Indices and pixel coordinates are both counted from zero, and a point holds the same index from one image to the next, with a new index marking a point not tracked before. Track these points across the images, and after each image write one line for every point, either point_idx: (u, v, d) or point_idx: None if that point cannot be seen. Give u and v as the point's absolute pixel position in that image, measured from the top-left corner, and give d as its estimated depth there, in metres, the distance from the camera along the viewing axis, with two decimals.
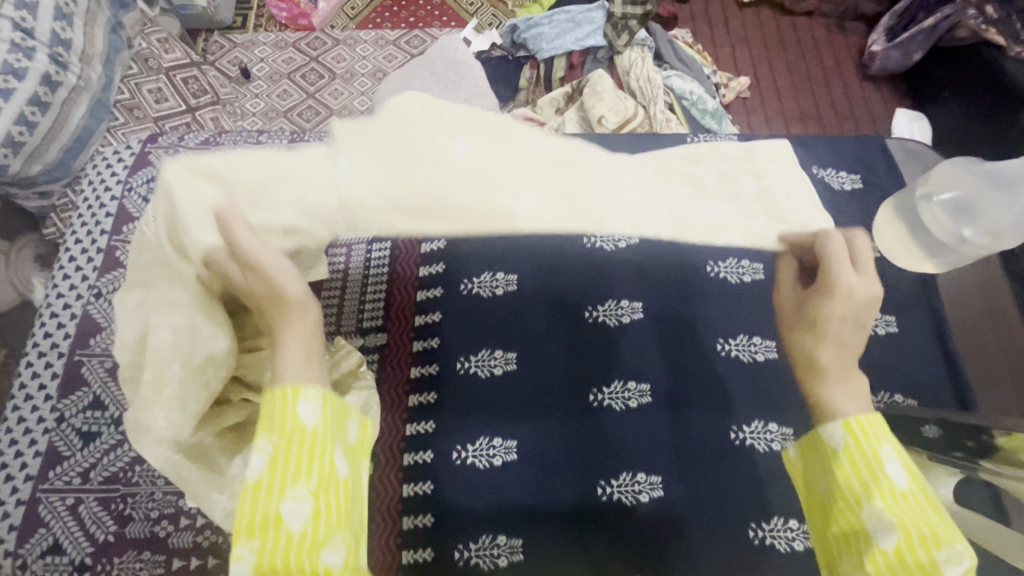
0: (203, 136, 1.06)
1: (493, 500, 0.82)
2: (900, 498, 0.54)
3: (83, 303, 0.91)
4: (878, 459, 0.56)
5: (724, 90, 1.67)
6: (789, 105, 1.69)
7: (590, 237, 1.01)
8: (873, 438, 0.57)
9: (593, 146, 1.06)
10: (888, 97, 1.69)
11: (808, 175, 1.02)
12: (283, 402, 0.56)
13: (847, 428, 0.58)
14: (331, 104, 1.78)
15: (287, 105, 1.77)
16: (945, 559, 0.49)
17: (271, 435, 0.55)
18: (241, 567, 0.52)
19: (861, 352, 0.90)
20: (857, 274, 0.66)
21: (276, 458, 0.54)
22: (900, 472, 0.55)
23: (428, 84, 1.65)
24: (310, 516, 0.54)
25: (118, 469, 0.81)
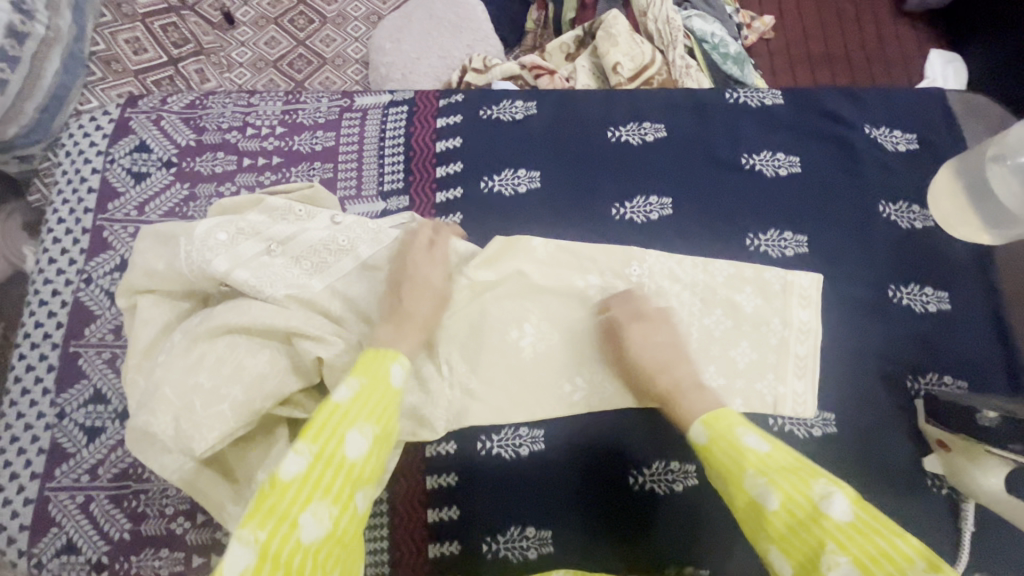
0: (188, 98, 0.95)
1: (521, 493, 0.78)
2: (765, 458, 0.58)
3: (73, 290, 0.84)
4: (735, 436, 0.62)
5: (747, 31, 1.53)
6: (817, 47, 1.53)
7: (620, 206, 0.89)
8: (725, 423, 0.64)
9: (621, 104, 0.95)
10: (923, 37, 1.52)
11: (859, 135, 0.93)
12: (382, 362, 0.64)
13: (707, 424, 0.65)
14: (322, 52, 1.54)
15: (276, 54, 1.52)
16: (820, 494, 0.53)
17: (360, 377, 0.62)
18: (296, 461, 0.53)
19: (908, 331, 0.84)
20: (648, 326, 0.78)
21: (361, 393, 0.60)
22: (757, 440, 0.60)
23: (428, 28, 1.47)
24: (322, 538, 0.51)
25: (127, 465, 0.78)
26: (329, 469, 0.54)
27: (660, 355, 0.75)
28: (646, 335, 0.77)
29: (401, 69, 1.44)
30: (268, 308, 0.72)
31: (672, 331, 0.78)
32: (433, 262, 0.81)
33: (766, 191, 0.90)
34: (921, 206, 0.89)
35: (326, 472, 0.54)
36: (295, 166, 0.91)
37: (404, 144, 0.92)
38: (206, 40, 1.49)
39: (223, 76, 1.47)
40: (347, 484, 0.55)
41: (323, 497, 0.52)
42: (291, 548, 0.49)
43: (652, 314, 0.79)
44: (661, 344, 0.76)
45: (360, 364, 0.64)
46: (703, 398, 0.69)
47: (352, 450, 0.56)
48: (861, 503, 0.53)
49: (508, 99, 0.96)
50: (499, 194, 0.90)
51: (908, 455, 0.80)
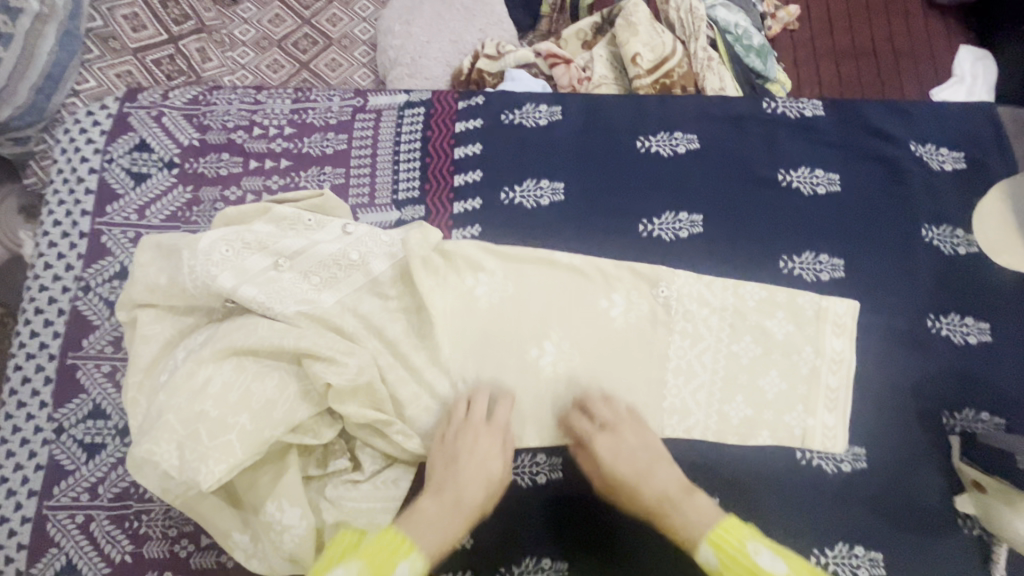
0: (191, 93, 0.90)
1: (536, 521, 0.76)
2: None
3: (71, 298, 0.80)
4: (748, 556, 0.60)
5: (771, 21, 1.45)
6: (842, 39, 1.44)
7: (648, 223, 0.85)
8: (734, 539, 0.61)
9: (651, 112, 0.90)
10: (956, 32, 1.42)
11: (903, 153, 0.88)
12: (396, 555, 0.60)
13: (716, 545, 0.62)
14: (327, 32, 1.41)
15: (280, 33, 1.40)
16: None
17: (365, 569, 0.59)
18: None
19: (947, 363, 0.80)
20: (613, 435, 0.71)
21: None
22: (770, 557, 0.59)
23: (438, 9, 1.34)
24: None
25: (128, 484, 0.74)
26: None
27: (633, 465, 0.69)
28: (614, 446, 0.70)
29: (409, 52, 1.31)
30: (277, 328, 0.67)
31: (640, 440, 0.71)
32: (494, 439, 0.71)
33: (803, 211, 0.85)
34: (964, 230, 0.84)
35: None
36: (305, 170, 0.85)
37: (421, 149, 0.87)
38: (208, 17, 1.37)
39: (225, 55, 1.35)
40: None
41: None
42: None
43: (611, 420, 0.73)
44: (634, 450, 0.70)
45: (373, 548, 0.61)
46: (694, 503, 0.65)
47: None
48: None
49: (531, 103, 0.90)
50: (521, 205, 0.85)
51: (941, 493, 0.77)
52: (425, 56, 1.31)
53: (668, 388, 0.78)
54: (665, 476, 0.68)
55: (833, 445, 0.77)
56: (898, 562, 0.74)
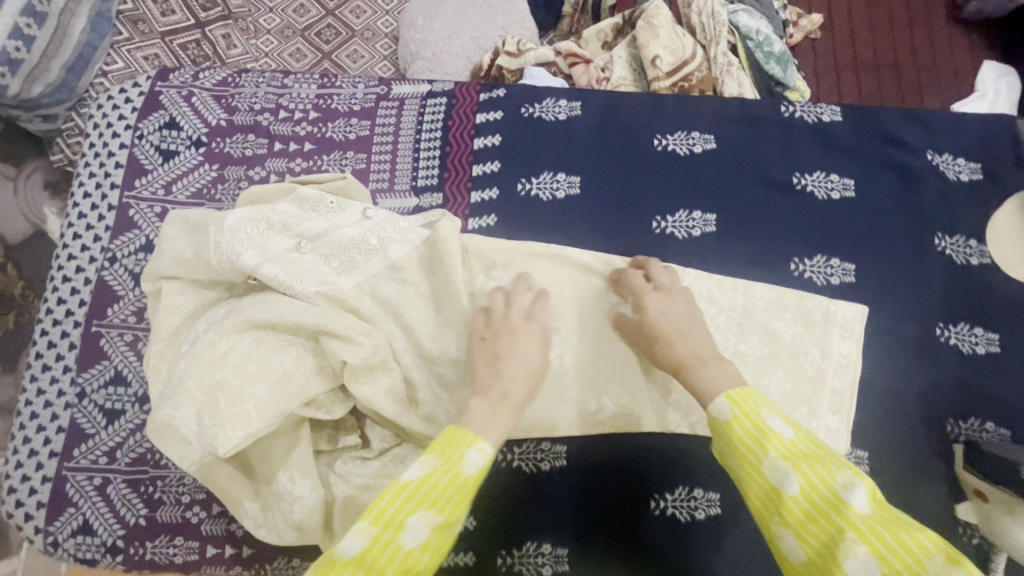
0: (221, 75, 0.92)
1: (539, 506, 0.77)
2: (787, 445, 0.55)
3: (97, 268, 0.83)
4: (761, 417, 0.57)
5: (793, 28, 1.44)
6: (863, 49, 1.44)
7: (662, 220, 0.86)
8: (752, 400, 0.58)
9: (670, 111, 0.91)
10: (978, 46, 1.42)
11: (919, 162, 0.88)
12: (459, 444, 0.58)
13: (733, 401, 0.58)
14: (351, 23, 1.44)
15: (304, 23, 1.42)
16: (843, 484, 0.51)
17: (434, 458, 0.57)
18: (354, 541, 0.52)
19: (954, 372, 0.80)
20: (663, 295, 0.75)
21: (431, 476, 0.56)
22: (782, 423, 0.56)
23: (462, 4, 1.35)
24: (422, 543, 0.54)
25: (144, 450, 0.77)
26: (439, 487, 0.55)
27: (675, 323, 0.71)
28: (660, 304, 0.74)
29: (430, 46, 1.32)
30: (296, 304, 0.69)
31: (688, 309, 0.74)
32: (532, 337, 0.73)
33: (816, 215, 0.86)
34: (979, 241, 0.84)
35: (436, 492, 0.55)
36: (327, 154, 0.87)
37: (441, 138, 0.89)
38: (235, 3, 1.40)
39: (249, 42, 1.38)
40: (454, 498, 0.56)
41: (429, 507, 0.55)
42: (393, 552, 0.53)
43: (666, 284, 0.76)
44: (677, 316, 0.72)
45: (442, 439, 0.59)
46: (721, 365, 0.64)
47: (409, 540, 0.53)
48: (877, 500, 0.51)
49: (551, 97, 0.92)
50: (537, 197, 0.86)
51: (942, 500, 0.77)
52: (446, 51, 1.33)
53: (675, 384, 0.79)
54: (699, 343, 0.68)
55: (836, 446, 0.78)
56: None
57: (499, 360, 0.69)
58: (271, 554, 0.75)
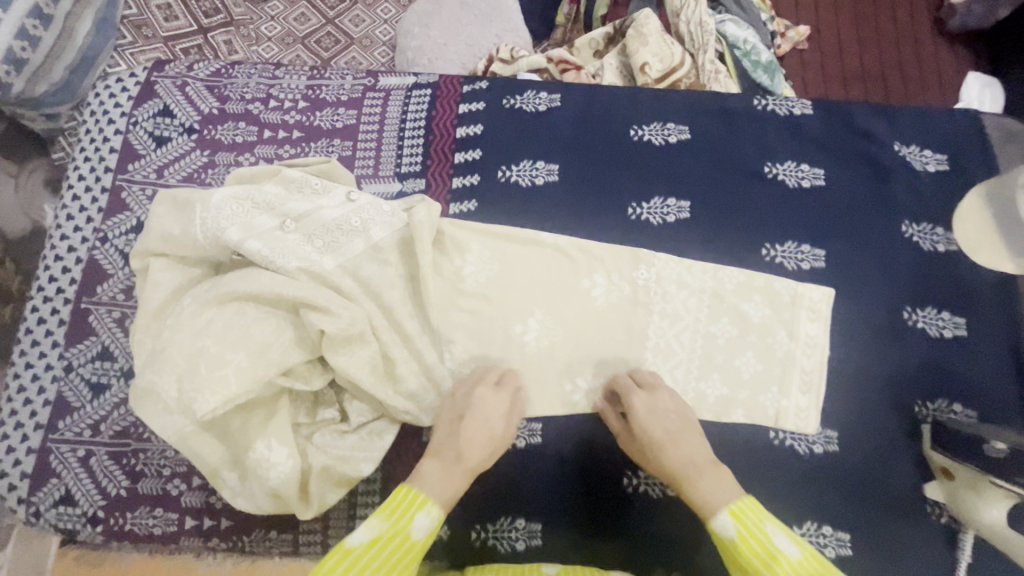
0: (215, 66, 0.96)
1: (513, 482, 0.79)
2: (796, 566, 0.55)
3: (89, 248, 0.85)
4: (766, 535, 0.58)
5: (781, 40, 1.48)
6: (850, 60, 1.48)
7: (637, 206, 0.88)
8: (755, 517, 0.59)
9: (647, 104, 0.94)
10: (962, 58, 1.46)
11: (888, 154, 0.91)
12: (411, 504, 0.60)
13: (736, 515, 0.60)
14: (350, 31, 1.49)
15: (304, 31, 1.48)
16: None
17: (383, 518, 0.59)
18: None
19: (922, 355, 0.82)
20: (648, 394, 0.74)
21: (377, 539, 0.57)
22: (790, 541, 0.57)
23: (457, 14, 1.40)
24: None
25: (128, 423, 0.79)
26: (388, 551, 0.56)
27: (665, 426, 0.70)
28: (651, 402, 0.73)
29: (426, 55, 1.38)
30: (278, 278, 0.71)
31: (677, 405, 0.73)
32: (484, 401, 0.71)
33: (788, 203, 0.88)
34: (945, 228, 0.87)
35: (383, 552, 0.56)
36: (315, 142, 0.91)
37: (425, 127, 0.92)
38: (237, 11, 1.45)
39: (250, 49, 1.44)
40: (403, 560, 0.57)
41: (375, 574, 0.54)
42: None
43: (650, 382, 0.76)
44: (667, 414, 0.71)
45: (392, 502, 0.60)
46: (716, 477, 0.64)
47: None
48: None
49: (532, 90, 0.95)
50: (516, 184, 0.89)
51: (910, 480, 0.78)
52: (441, 59, 1.38)
53: (647, 364, 0.82)
54: (694, 448, 0.68)
55: (805, 425, 0.80)
56: (862, 544, 0.76)
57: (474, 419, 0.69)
58: (249, 526, 0.76)
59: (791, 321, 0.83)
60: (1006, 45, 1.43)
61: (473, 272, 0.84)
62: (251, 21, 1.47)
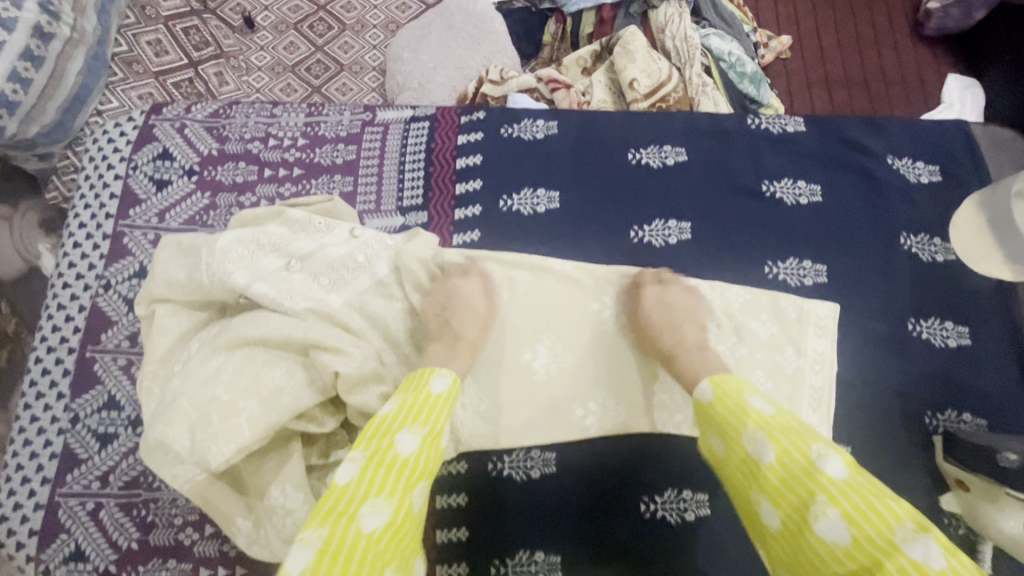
0: (212, 107, 0.96)
1: (530, 513, 0.78)
2: (766, 417, 0.59)
3: (92, 295, 0.85)
4: (741, 397, 0.62)
5: (764, 50, 1.50)
6: (833, 67, 1.50)
7: (638, 229, 0.89)
8: (733, 387, 0.64)
9: (642, 127, 0.95)
10: (942, 61, 1.49)
11: (882, 167, 0.92)
12: (424, 375, 0.68)
13: (714, 383, 0.65)
14: (340, 57, 1.50)
15: (295, 59, 1.48)
16: (818, 453, 0.54)
17: (407, 393, 0.66)
18: (351, 466, 0.56)
19: (930, 366, 0.83)
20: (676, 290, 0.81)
21: (408, 403, 0.63)
22: (762, 402, 0.60)
23: (445, 38, 1.41)
24: (416, 450, 0.59)
25: (137, 473, 0.77)
26: (417, 407, 0.63)
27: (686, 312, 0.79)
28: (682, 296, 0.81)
29: (418, 78, 1.40)
30: (286, 320, 0.71)
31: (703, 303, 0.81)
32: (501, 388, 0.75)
33: (787, 219, 0.89)
34: (942, 239, 0.88)
35: (412, 409, 0.63)
36: (315, 179, 0.91)
37: (425, 159, 0.92)
38: (226, 43, 1.47)
39: (241, 79, 1.44)
40: (432, 412, 0.64)
41: (415, 420, 0.61)
42: (391, 463, 0.57)
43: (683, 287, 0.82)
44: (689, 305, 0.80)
45: (407, 382, 0.68)
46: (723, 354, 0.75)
47: (404, 447, 0.59)
48: (855, 466, 0.54)
49: (529, 118, 0.96)
50: (518, 212, 0.90)
51: (926, 492, 0.79)
52: (432, 82, 1.39)
53: (658, 386, 0.82)
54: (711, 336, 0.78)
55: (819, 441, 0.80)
56: None
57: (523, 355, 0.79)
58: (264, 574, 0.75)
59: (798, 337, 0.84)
60: (981, 48, 1.46)
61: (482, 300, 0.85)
62: (242, 52, 1.48)
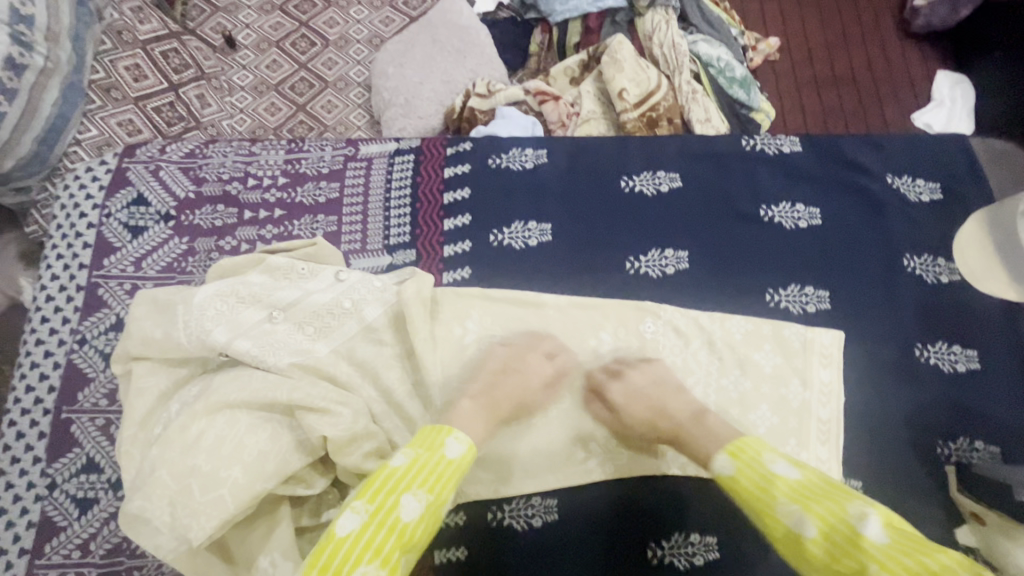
0: (188, 147, 0.92)
1: (534, 564, 0.75)
2: (793, 484, 0.58)
3: (67, 351, 0.81)
4: (762, 463, 0.61)
5: (752, 53, 1.48)
6: (822, 67, 1.48)
7: (634, 260, 0.86)
8: (752, 452, 0.62)
9: (634, 152, 0.92)
10: (929, 58, 1.46)
11: (881, 186, 0.90)
12: (438, 432, 0.64)
13: (733, 453, 0.63)
14: (323, 74, 1.47)
15: (278, 78, 1.46)
16: (856, 516, 0.53)
17: (420, 448, 0.62)
18: (350, 520, 0.55)
19: (939, 392, 0.81)
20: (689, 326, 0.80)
21: (417, 459, 0.61)
22: (786, 467, 0.60)
23: (430, 52, 1.38)
24: (418, 517, 0.57)
25: (119, 539, 0.74)
26: (428, 471, 0.60)
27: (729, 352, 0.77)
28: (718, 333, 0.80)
29: (404, 93, 1.34)
30: (271, 379, 0.68)
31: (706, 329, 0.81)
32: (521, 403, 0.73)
33: (787, 245, 0.87)
34: (946, 258, 0.86)
35: (423, 472, 0.60)
36: (297, 220, 0.87)
37: (411, 194, 0.89)
38: (207, 64, 1.40)
39: (224, 101, 1.40)
40: (443, 477, 0.60)
41: (422, 484, 0.59)
42: (392, 525, 0.56)
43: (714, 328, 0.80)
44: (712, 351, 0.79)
45: (422, 435, 0.64)
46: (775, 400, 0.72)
47: (406, 514, 0.56)
48: (895, 527, 0.53)
49: (518, 147, 0.93)
50: (509, 247, 0.87)
51: (940, 526, 0.76)
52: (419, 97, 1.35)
53: None
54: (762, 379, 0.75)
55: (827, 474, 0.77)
56: None
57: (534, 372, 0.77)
58: None
59: (803, 368, 0.81)
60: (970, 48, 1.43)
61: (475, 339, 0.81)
62: (223, 73, 1.43)
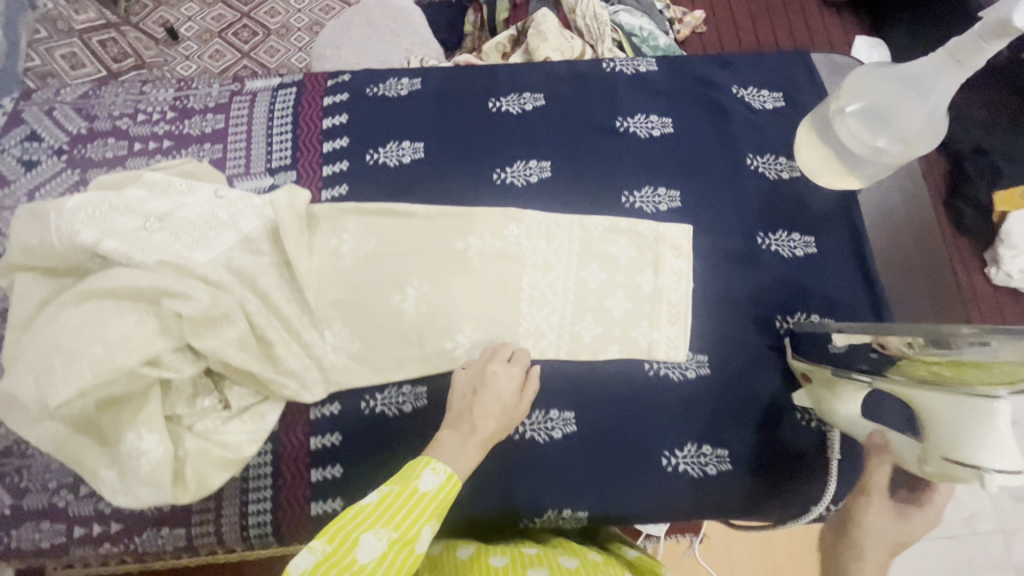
0: (81, 89, 0.98)
1: (405, 441, 0.82)
2: None
3: None
4: None
5: (679, 26, 1.43)
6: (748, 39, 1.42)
7: (501, 171, 0.93)
8: None
9: (504, 77, 0.99)
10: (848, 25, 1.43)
11: (726, 96, 0.98)
12: (419, 465, 0.62)
13: None
14: (265, 64, 1.50)
15: (220, 66, 1.48)
16: None
17: (394, 483, 0.60)
18: (308, 557, 0.54)
19: (777, 274, 0.88)
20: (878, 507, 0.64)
21: (388, 495, 0.59)
22: None
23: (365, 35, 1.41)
24: (377, 559, 0.56)
25: (9, 443, 0.78)
26: (397, 505, 0.59)
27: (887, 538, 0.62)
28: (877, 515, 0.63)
29: None
30: (139, 273, 0.72)
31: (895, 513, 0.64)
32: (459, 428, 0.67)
33: (641, 153, 0.94)
34: (788, 158, 0.94)
35: (392, 508, 0.58)
36: (184, 149, 0.93)
37: (292, 123, 0.95)
38: (149, 54, 1.46)
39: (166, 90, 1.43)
40: (411, 514, 0.59)
41: (386, 524, 0.57)
42: (347, 566, 0.54)
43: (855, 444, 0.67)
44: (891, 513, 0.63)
45: (404, 468, 0.62)
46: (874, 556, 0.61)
47: (364, 554, 0.55)
48: None
49: (394, 77, 1.00)
50: (384, 165, 0.93)
51: (778, 392, 0.83)
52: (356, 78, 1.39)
53: (522, 315, 0.85)
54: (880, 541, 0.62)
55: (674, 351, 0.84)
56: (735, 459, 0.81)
57: (476, 389, 0.71)
58: (140, 526, 0.78)
59: (654, 258, 0.88)
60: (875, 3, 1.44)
61: (351, 248, 0.88)
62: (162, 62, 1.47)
